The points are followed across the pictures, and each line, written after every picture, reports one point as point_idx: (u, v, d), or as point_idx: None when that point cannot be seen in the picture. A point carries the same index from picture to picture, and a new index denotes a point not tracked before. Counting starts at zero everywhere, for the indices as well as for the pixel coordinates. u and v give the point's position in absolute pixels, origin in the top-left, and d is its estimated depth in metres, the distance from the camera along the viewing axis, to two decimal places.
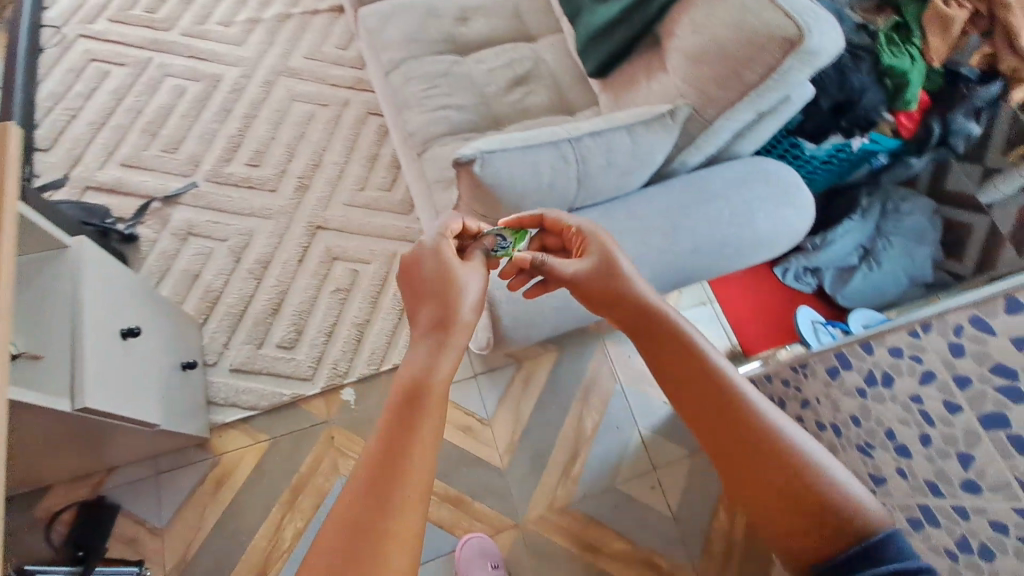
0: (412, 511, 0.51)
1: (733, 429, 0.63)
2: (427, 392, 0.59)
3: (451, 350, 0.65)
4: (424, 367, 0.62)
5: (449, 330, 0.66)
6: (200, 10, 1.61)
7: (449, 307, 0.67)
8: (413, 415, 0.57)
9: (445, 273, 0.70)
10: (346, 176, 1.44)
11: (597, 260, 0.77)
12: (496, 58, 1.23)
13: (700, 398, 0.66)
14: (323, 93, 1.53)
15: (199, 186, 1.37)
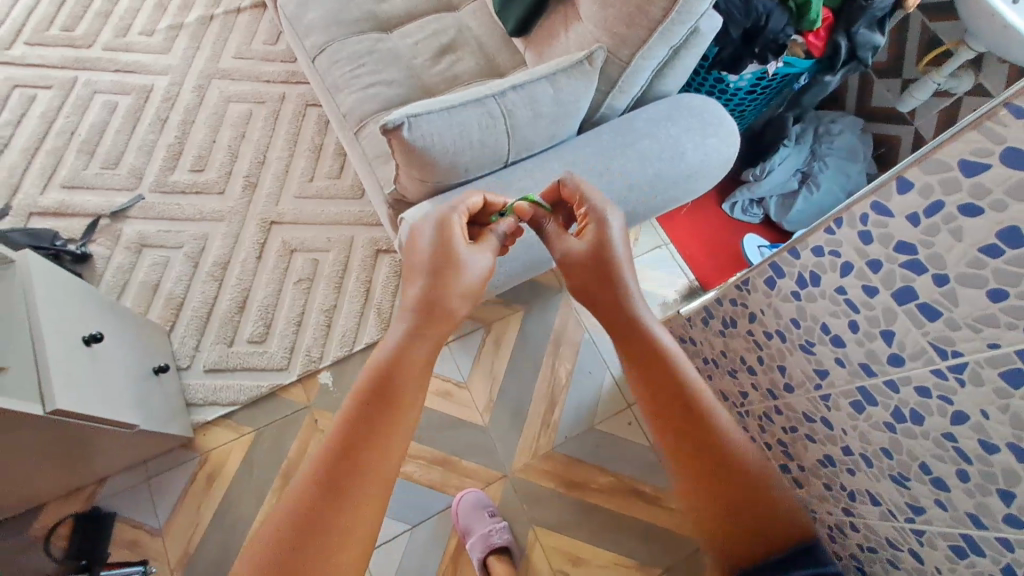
0: (363, 506, 0.57)
1: (690, 425, 0.65)
2: (401, 390, 0.64)
3: (429, 339, 0.70)
4: (399, 360, 0.66)
5: (430, 319, 0.71)
6: (119, 22, 1.59)
7: (447, 286, 0.75)
8: (381, 412, 0.62)
9: (449, 250, 0.77)
10: (294, 169, 1.46)
11: (595, 246, 0.79)
12: (420, 30, 1.25)
13: (662, 395, 0.67)
14: (258, 90, 1.54)
15: (146, 198, 1.37)
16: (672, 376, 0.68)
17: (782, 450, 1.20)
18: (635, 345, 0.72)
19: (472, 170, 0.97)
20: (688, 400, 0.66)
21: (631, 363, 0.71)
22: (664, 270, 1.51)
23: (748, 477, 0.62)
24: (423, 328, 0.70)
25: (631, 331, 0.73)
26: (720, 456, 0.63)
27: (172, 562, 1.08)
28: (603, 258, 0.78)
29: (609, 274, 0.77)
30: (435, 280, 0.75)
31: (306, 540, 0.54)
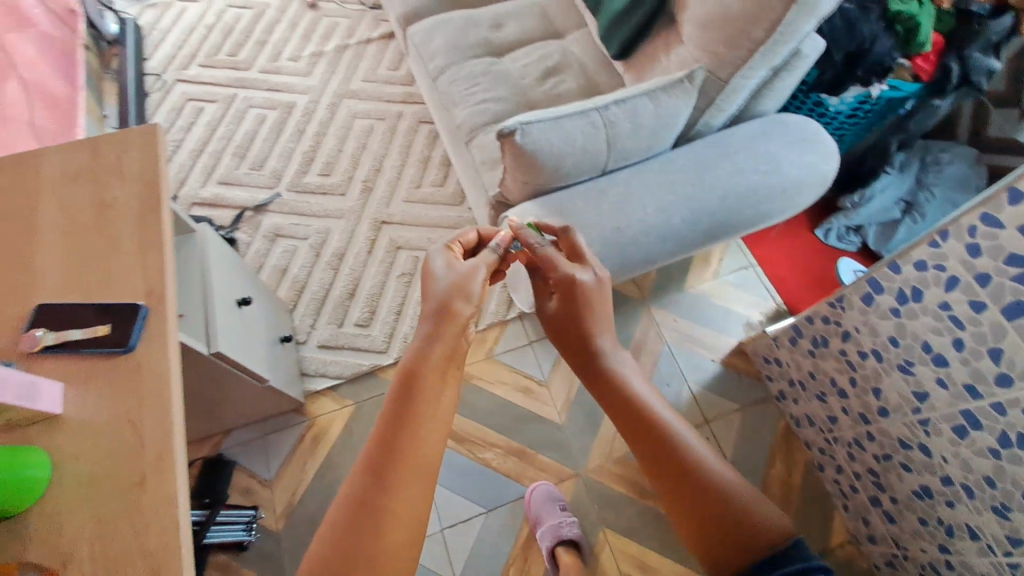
0: (409, 489, 0.56)
1: (658, 455, 0.63)
2: (426, 386, 0.62)
3: (447, 339, 0.67)
4: (418, 364, 0.64)
5: (443, 323, 0.69)
6: (272, 50, 1.88)
7: (448, 293, 0.72)
8: (411, 409, 0.60)
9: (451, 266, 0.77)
10: (404, 177, 1.63)
11: (562, 295, 0.77)
12: (529, 55, 1.39)
13: (629, 426, 0.66)
14: (380, 108, 1.75)
15: (282, 196, 1.60)
16: (631, 405, 0.67)
17: (873, 482, 1.13)
18: (598, 379, 0.70)
19: (572, 175, 1.06)
20: (653, 427, 0.65)
21: (599, 398, 0.70)
22: (751, 292, 1.50)
23: (719, 500, 0.60)
24: (435, 334, 0.67)
25: (592, 370, 0.71)
26: (690, 481, 0.61)
27: (278, 512, 1.22)
28: (567, 301, 0.76)
29: (576, 316, 0.75)
30: (443, 291, 0.73)
31: (361, 527, 0.53)
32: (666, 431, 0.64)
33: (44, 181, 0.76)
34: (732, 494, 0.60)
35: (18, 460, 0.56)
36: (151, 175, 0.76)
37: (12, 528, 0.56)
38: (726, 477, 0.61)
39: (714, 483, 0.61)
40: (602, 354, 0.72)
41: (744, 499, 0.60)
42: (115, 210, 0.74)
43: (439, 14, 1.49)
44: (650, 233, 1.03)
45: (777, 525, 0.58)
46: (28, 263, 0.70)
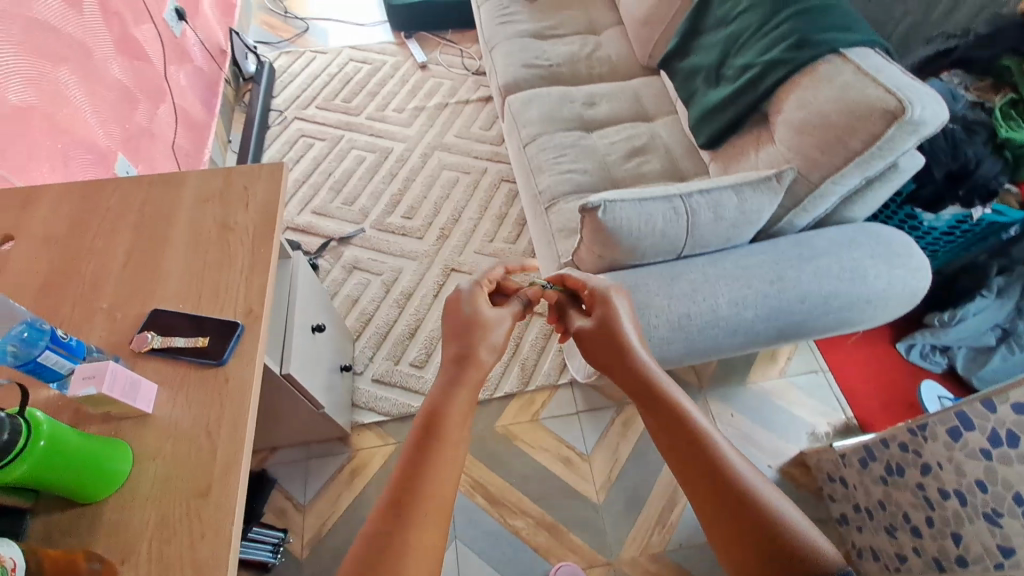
0: (432, 524, 0.55)
1: (691, 456, 0.63)
2: (445, 425, 0.64)
3: (466, 389, 0.69)
4: (434, 407, 0.66)
5: (463, 375, 0.71)
6: (381, 100, 2.07)
7: (472, 342, 0.76)
8: (428, 446, 0.61)
9: (476, 317, 0.80)
10: (480, 230, 1.71)
11: (600, 319, 0.83)
12: (617, 134, 1.45)
13: (662, 428, 0.67)
14: (468, 163, 1.87)
15: (366, 232, 1.71)
16: (666, 406, 0.68)
17: None
18: (638, 383, 0.73)
19: (647, 256, 1.07)
20: (686, 428, 0.65)
21: (634, 402, 0.73)
22: (819, 399, 1.42)
23: (752, 504, 0.57)
24: (455, 381, 0.70)
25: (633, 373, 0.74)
26: (720, 484, 0.60)
27: (305, 540, 1.23)
28: (604, 317, 0.83)
29: (613, 337, 0.79)
30: (463, 347, 0.75)
31: (375, 565, 0.51)
32: (698, 431, 0.64)
33: (182, 200, 0.87)
34: (765, 501, 0.58)
35: (113, 455, 0.61)
36: (269, 208, 0.85)
37: (91, 512, 0.61)
38: (761, 485, 0.59)
39: (746, 486, 0.59)
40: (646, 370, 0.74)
41: (779, 507, 0.57)
42: (235, 234, 0.83)
43: (537, 88, 1.60)
44: (719, 324, 1.01)
45: (817, 535, 0.54)
46: (154, 270, 0.79)
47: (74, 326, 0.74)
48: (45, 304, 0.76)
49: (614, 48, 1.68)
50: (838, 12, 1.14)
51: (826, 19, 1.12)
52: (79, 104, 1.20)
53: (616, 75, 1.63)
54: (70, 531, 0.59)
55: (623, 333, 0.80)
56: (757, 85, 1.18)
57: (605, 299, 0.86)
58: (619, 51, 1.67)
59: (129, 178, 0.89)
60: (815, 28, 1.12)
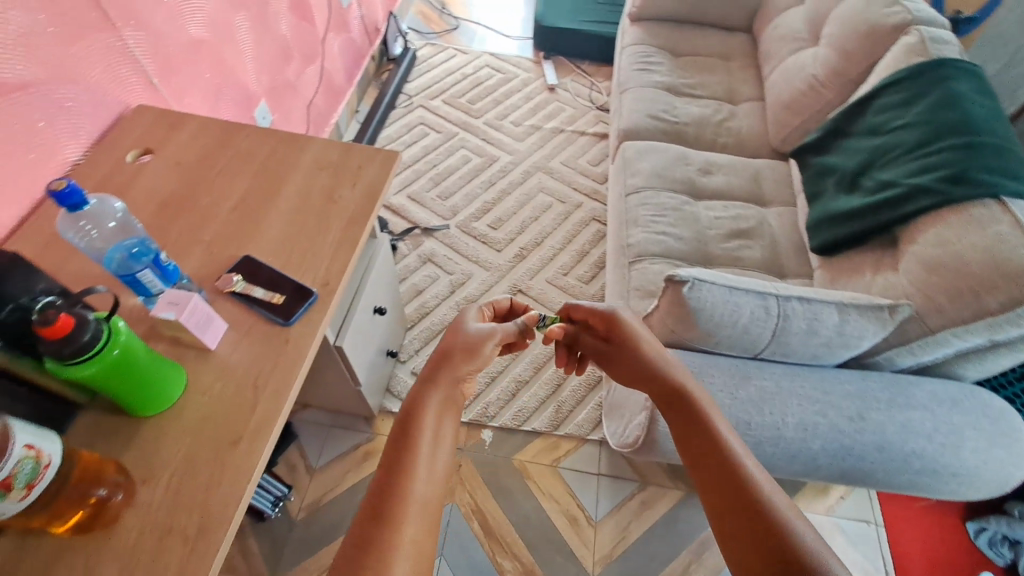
0: (405, 525, 0.53)
1: (717, 479, 0.60)
2: (419, 424, 0.62)
3: (439, 391, 0.67)
4: (410, 409, 0.64)
5: (429, 383, 0.68)
6: (502, 110, 2.12)
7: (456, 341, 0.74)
8: (399, 440, 0.60)
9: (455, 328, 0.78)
10: (557, 261, 1.70)
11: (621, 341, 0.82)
12: (725, 210, 1.39)
13: (687, 439, 0.66)
14: (565, 192, 1.88)
15: (450, 229, 1.75)
16: (695, 420, 0.67)
17: None
18: (670, 403, 0.72)
19: (720, 345, 1.01)
20: (715, 450, 0.63)
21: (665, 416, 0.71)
22: (863, 554, 1.28)
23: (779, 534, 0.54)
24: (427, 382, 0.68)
25: (664, 393, 0.73)
26: (745, 506, 0.57)
27: (303, 503, 1.25)
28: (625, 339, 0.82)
29: (639, 358, 0.79)
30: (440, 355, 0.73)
31: (362, 558, 0.49)
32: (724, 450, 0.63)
33: (300, 161, 0.92)
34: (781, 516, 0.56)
35: (169, 379, 0.65)
36: (374, 191, 0.89)
37: (133, 426, 0.64)
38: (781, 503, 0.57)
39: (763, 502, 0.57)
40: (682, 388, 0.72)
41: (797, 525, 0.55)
42: (337, 206, 0.87)
43: (657, 140, 1.57)
44: (779, 443, 0.93)
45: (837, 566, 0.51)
46: (258, 218, 0.85)
47: (177, 250, 0.80)
48: (160, 222, 0.83)
49: (747, 122, 1.62)
50: (1010, 155, 1.04)
51: (994, 159, 1.02)
52: (244, 49, 1.31)
53: (741, 148, 1.57)
54: (111, 436, 0.63)
55: (652, 354, 0.78)
56: (893, 206, 1.09)
57: (613, 320, 0.85)
58: (751, 126, 1.62)
59: (263, 130, 0.96)
60: (978, 164, 1.02)
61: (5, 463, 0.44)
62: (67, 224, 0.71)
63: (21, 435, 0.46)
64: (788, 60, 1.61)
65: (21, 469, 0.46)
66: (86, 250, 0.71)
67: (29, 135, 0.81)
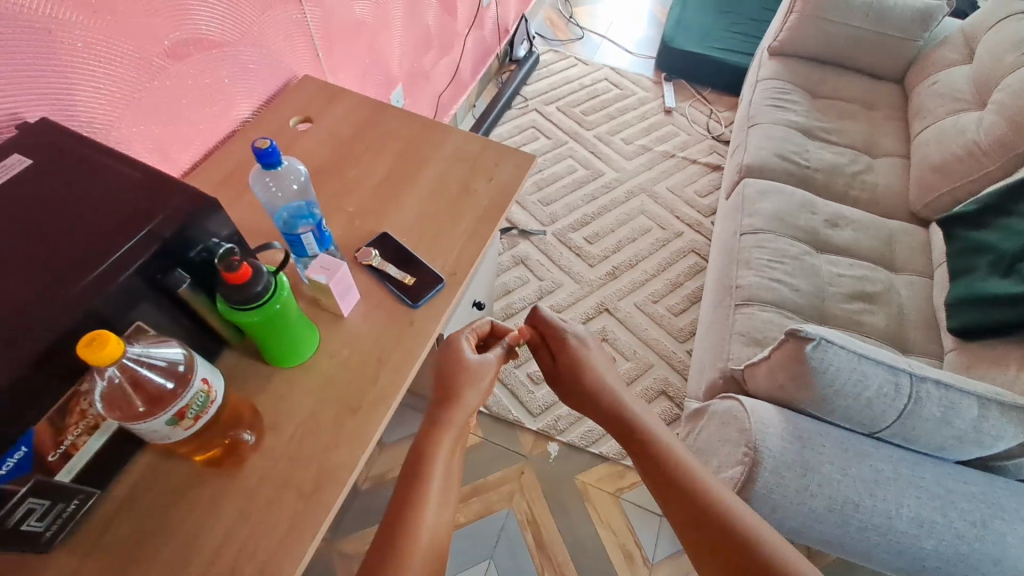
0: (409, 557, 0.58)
1: (677, 497, 0.70)
2: (430, 464, 0.65)
3: (452, 429, 0.70)
4: (421, 443, 0.68)
5: (438, 422, 0.70)
6: (615, 125, 2.10)
7: (461, 380, 0.74)
8: (409, 472, 0.65)
9: (454, 366, 0.75)
10: (649, 287, 1.66)
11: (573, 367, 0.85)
12: (849, 268, 1.30)
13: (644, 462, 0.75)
14: (668, 219, 1.83)
15: (546, 236, 1.75)
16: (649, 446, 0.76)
17: None
18: (624, 430, 0.79)
19: (834, 415, 0.94)
20: (667, 470, 0.72)
21: (623, 442, 0.79)
22: None
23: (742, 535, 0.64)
24: (433, 424, 0.70)
25: (620, 421, 0.80)
26: (706, 518, 0.67)
27: (369, 474, 1.29)
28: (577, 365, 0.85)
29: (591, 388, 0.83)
30: (443, 392, 0.73)
31: None
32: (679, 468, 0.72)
33: (442, 149, 0.94)
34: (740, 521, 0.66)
35: (307, 336, 0.69)
36: (508, 191, 0.90)
37: (265, 374, 0.68)
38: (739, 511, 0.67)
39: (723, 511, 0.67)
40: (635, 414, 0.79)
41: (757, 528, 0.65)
42: (473, 200, 0.88)
43: (782, 182, 1.49)
44: (887, 533, 0.85)
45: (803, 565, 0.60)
46: (398, 198, 0.88)
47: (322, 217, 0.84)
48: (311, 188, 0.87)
49: (885, 178, 1.51)
50: None
51: None
52: (394, 34, 1.37)
53: (875, 205, 1.46)
54: (246, 380, 0.67)
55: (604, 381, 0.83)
56: None
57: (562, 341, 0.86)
58: (889, 183, 1.50)
59: (411, 115, 0.99)
60: None
61: (186, 392, 0.47)
62: (258, 178, 0.76)
63: (201, 368, 0.49)
64: (945, 120, 1.49)
65: (194, 401, 0.48)
66: (265, 204, 0.77)
67: (215, 91, 0.88)
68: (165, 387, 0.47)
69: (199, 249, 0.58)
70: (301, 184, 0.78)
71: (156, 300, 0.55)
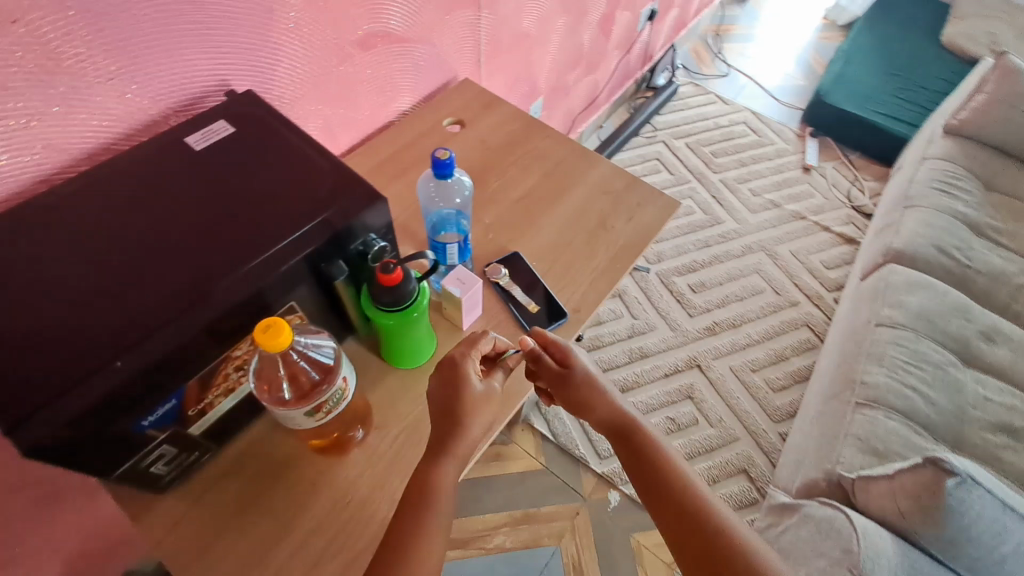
0: None
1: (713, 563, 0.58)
2: (438, 491, 0.55)
3: (456, 461, 0.57)
4: (419, 471, 0.56)
5: (441, 449, 0.57)
6: (745, 173, 1.98)
7: (463, 416, 0.58)
8: (411, 497, 0.54)
9: (455, 398, 0.59)
10: (749, 353, 1.55)
11: (582, 391, 0.67)
12: (998, 392, 1.13)
13: (668, 514, 0.62)
14: (783, 284, 1.70)
15: (648, 274, 1.69)
16: (673, 492, 0.62)
17: None
18: (642, 469, 0.64)
19: (959, 562, 0.83)
20: (699, 527, 0.60)
21: (640, 484, 0.64)
22: None
23: None
24: (434, 452, 0.57)
25: (636, 458, 0.65)
26: None
27: None
28: (585, 390, 0.67)
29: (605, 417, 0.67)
30: (441, 425, 0.58)
31: None
32: (712, 523, 0.60)
33: (586, 178, 0.92)
34: None
35: (427, 345, 0.68)
36: (646, 234, 0.86)
37: (378, 371, 0.68)
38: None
39: None
40: (655, 449, 0.65)
41: None
42: (609, 237, 0.85)
43: (934, 276, 1.32)
44: None
45: None
46: (532, 220, 0.86)
47: None
48: None
49: None
50: None
51: None
52: (550, 48, 1.37)
53: None
54: (361, 373, 0.68)
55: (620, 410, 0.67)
56: None
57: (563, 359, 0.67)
58: None
59: (560, 136, 0.97)
60: None
61: (329, 388, 0.52)
62: (425, 183, 0.81)
63: (344, 368, 0.53)
64: None
65: (332, 397, 0.52)
66: (424, 206, 0.81)
67: (385, 82, 0.91)
68: (312, 378, 0.52)
69: (358, 243, 0.58)
70: (462, 198, 0.82)
71: (312, 286, 0.57)
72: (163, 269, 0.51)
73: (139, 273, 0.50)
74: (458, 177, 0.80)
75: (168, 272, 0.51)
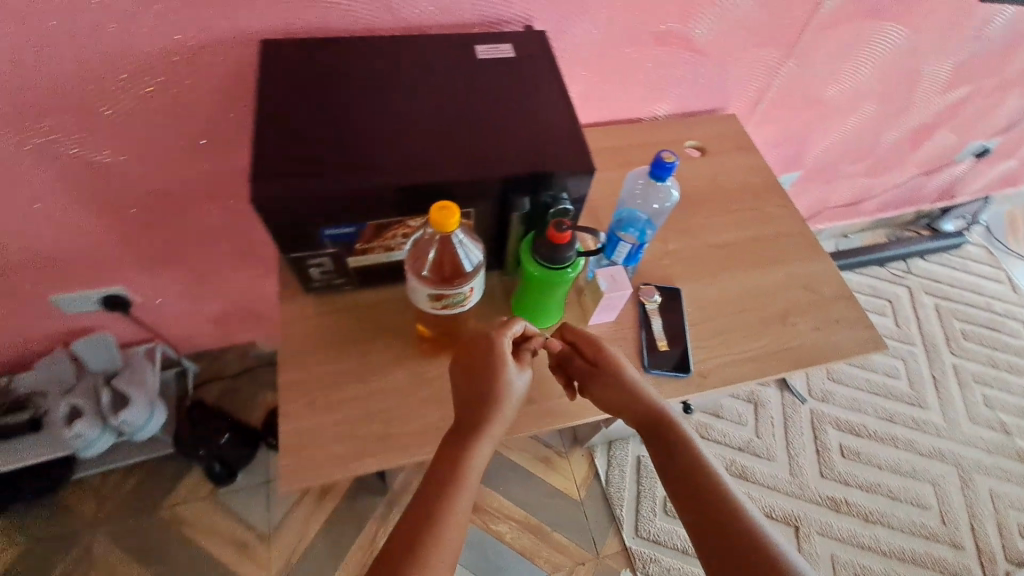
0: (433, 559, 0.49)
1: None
2: (466, 473, 0.55)
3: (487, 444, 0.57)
4: (449, 445, 0.56)
5: (472, 429, 0.57)
6: (990, 375, 1.59)
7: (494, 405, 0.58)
8: (440, 471, 0.55)
9: (487, 388, 0.58)
10: (862, 556, 1.29)
11: (615, 389, 0.64)
12: None
13: (701, 522, 0.57)
14: (957, 517, 1.35)
15: (802, 404, 1.47)
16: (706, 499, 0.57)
17: None
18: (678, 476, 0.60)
19: None
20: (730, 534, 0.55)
21: (675, 490, 0.60)
22: None
23: None
24: (466, 431, 0.57)
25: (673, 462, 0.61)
26: None
27: None
28: (614, 389, 0.64)
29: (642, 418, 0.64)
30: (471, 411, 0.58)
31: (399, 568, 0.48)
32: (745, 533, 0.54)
33: (794, 264, 0.83)
34: None
35: (556, 309, 0.70)
36: (822, 353, 0.76)
37: (499, 311, 0.73)
38: None
39: None
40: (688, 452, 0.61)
41: None
42: (779, 332, 0.77)
43: None
44: None
45: None
46: (714, 271, 0.81)
47: None
48: None
49: None
50: None
51: None
52: (838, 129, 1.24)
53: None
54: (486, 304, 0.73)
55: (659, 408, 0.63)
56: None
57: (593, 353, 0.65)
58: None
59: (793, 211, 0.89)
60: None
61: (456, 288, 0.57)
62: (635, 178, 0.80)
63: (475, 280, 0.58)
64: None
65: (455, 296, 0.58)
66: (623, 198, 0.81)
67: (658, 81, 0.92)
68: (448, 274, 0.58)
69: (549, 194, 0.61)
70: (661, 207, 0.81)
71: (491, 206, 0.62)
72: (403, 135, 0.60)
73: (387, 129, 0.61)
74: (670, 186, 0.79)
75: (406, 139, 0.60)
